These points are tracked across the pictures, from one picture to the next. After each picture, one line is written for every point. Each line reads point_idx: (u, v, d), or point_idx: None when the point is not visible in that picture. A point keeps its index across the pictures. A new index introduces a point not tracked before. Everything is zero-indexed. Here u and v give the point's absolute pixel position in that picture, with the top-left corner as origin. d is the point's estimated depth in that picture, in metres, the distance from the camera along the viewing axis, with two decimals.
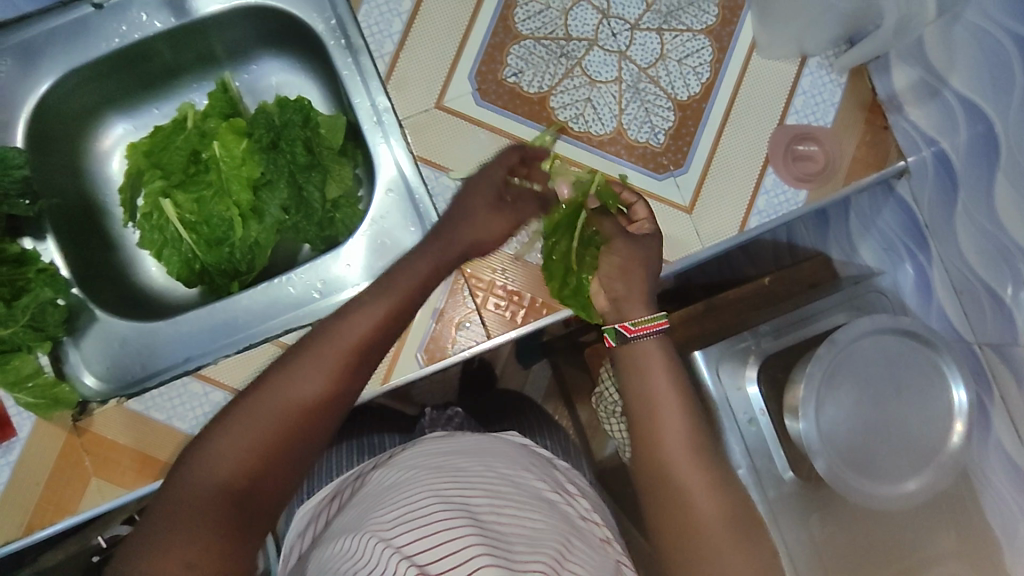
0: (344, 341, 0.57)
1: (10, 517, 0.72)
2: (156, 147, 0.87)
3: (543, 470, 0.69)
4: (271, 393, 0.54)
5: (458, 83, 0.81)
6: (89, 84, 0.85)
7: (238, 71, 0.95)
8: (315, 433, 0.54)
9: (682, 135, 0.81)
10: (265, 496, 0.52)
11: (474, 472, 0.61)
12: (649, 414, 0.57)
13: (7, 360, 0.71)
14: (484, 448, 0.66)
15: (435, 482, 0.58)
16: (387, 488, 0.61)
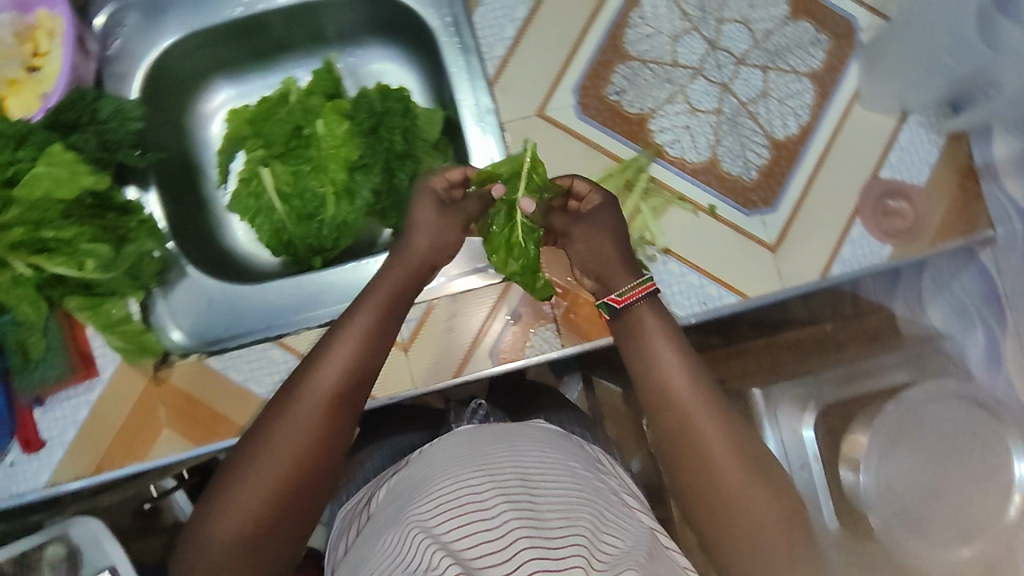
0: (333, 363, 0.62)
1: (84, 452, 0.75)
2: (260, 117, 0.90)
3: (579, 455, 0.70)
4: (277, 420, 0.60)
5: (562, 94, 0.82)
6: (205, 48, 0.88)
7: (343, 54, 0.97)
8: (328, 444, 0.61)
9: (774, 174, 0.82)
10: (296, 508, 0.59)
11: (505, 451, 0.63)
12: (684, 430, 0.60)
13: (100, 303, 0.74)
14: (507, 434, 0.67)
15: (467, 466, 0.60)
16: (418, 483, 0.62)
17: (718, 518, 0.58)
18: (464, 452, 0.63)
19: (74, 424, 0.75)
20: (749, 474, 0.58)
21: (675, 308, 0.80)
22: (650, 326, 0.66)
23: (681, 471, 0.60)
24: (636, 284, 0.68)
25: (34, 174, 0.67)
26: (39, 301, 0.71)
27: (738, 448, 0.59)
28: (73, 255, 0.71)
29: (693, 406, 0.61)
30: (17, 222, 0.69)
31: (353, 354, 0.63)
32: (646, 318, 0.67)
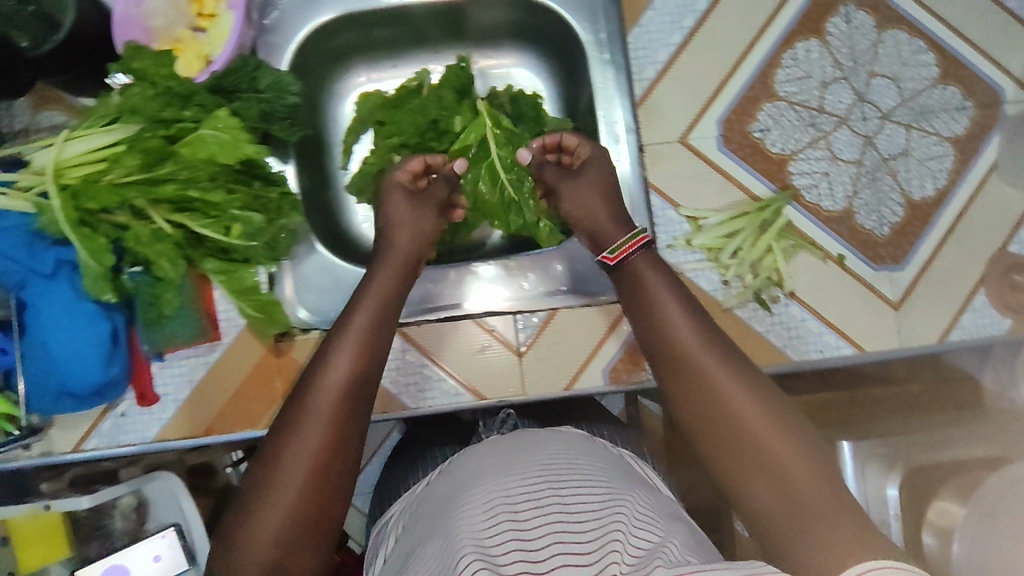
0: (341, 361, 0.60)
1: (198, 413, 0.77)
2: (391, 104, 0.90)
3: (612, 459, 0.66)
4: (293, 432, 0.56)
5: (706, 123, 0.82)
6: (352, 30, 0.89)
7: (477, 52, 0.96)
8: (343, 452, 0.57)
9: (906, 232, 0.82)
10: (319, 527, 0.55)
11: (536, 456, 0.60)
12: (704, 384, 0.56)
13: (234, 268, 0.74)
14: (532, 438, 0.64)
15: (499, 471, 0.58)
16: (454, 490, 0.60)
17: (749, 464, 0.53)
18: (498, 462, 0.60)
19: (188, 384, 0.77)
20: (778, 424, 0.53)
21: (792, 352, 0.80)
22: (646, 270, 0.66)
23: (705, 437, 0.56)
24: (629, 239, 0.69)
25: (202, 136, 0.69)
26: (178, 259, 0.72)
27: (766, 399, 0.55)
28: (221, 218, 0.72)
29: (708, 359, 0.57)
30: (170, 178, 0.70)
31: (358, 351, 0.61)
32: (644, 270, 0.66)
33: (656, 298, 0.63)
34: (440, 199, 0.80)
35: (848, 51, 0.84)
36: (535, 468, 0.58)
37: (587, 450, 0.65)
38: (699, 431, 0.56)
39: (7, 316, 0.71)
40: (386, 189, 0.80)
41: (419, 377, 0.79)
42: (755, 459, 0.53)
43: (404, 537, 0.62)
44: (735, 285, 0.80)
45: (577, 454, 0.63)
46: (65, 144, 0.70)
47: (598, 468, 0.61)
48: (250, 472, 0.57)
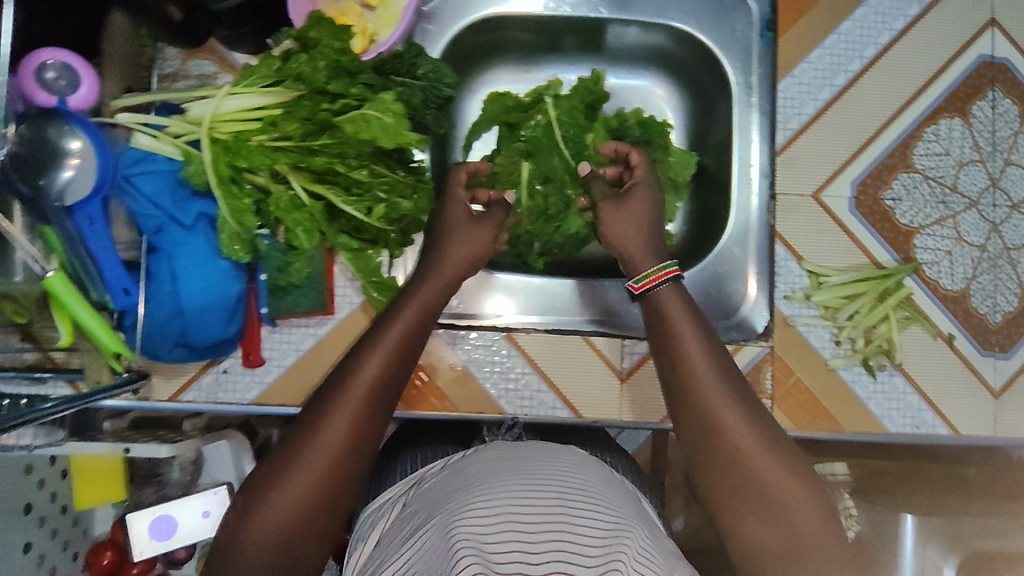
0: (371, 361, 0.61)
1: (298, 384, 0.76)
2: (519, 108, 0.89)
3: (616, 484, 0.69)
4: (316, 426, 0.57)
5: (841, 182, 0.82)
6: (500, 30, 0.90)
7: (613, 70, 0.97)
8: (359, 450, 0.57)
9: (1018, 323, 0.82)
10: (325, 520, 0.55)
11: (553, 471, 0.62)
12: (723, 430, 0.59)
13: (365, 249, 0.75)
14: (547, 454, 0.67)
15: (504, 479, 0.61)
16: (458, 488, 0.63)
17: (755, 512, 0.56)
18: (506, 468, 0.63)
19: (295, 352, 0.77)
20: (787, 472, 0.57)
21: (889, 423, 0.80)
22: (673, 306, 0.68)
23: (720, 470, 0.58)
24: (657, 270, 0.71)
25: (366, 116, 0.68)
26: (314, 233, 0.71)
27: (778, 450, 0.58)
28: (364, 197, 0.73)
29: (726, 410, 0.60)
30: (321, 150, 0.71)
31: (390, 353, 0.62)
32: (670, 305, 0.69)
33: (678, 341, 0.65)
34: (499, 220, 0.80)
35: (988, 136, 0.84)
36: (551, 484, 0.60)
37: (601, 472, 0.67)
38: (710, 476, 0.59)
39: (136, 257, 0.70)
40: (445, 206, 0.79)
41: (520, 385, 0.79)
42: (759, 506, 0.56)
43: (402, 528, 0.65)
44: (845, 347, 0.80)
45: (588, 473, 0.65)
46: (222, 99, 0.70)
47: (609, 494, 0.63)
48: (269, 456, 0.57)
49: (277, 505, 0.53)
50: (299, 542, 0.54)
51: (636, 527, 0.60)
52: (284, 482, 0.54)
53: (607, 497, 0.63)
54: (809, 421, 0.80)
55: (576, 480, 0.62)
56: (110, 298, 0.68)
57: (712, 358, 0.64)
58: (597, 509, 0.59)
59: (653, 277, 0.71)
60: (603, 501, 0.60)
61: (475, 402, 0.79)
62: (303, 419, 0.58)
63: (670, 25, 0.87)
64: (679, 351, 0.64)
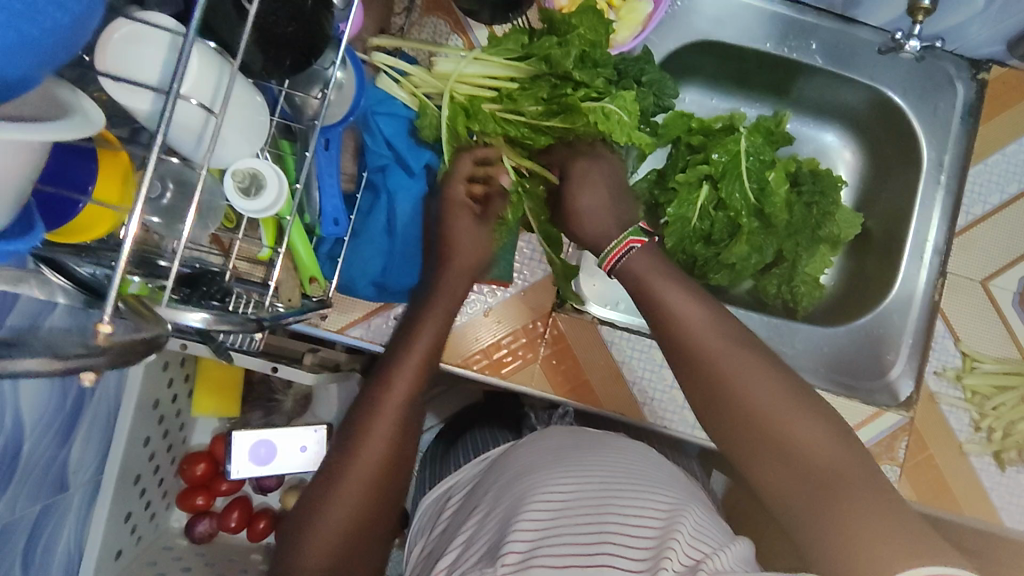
0: (397, 367, 0.65)
1: (459, 347, 0.78)
2: (702, 131, 0.89)
3: (662, 467, 0.73)
4: (363, 438, 0.61)
5: (1010, 276, 0.84)
6: (708, 56, 0.92)
7: (796, 118, 0.99)
8: (404, 457, 0.63)
9: None
10: (381, 519, 0.61)
11: (583, 468, 0.67)
12: (738, 416, 0.59)
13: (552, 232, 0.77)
14: (591, 445, 0.74)
15: (552, 471, 0.67)
16: (514, 478, 0.70)
17: (794, 484, 0.56)
18: (554, 461, 0.70)
19: (463, 314, 0.79)
20: (820, 435, 0.57)
21: (1007, 516, 0.81)
22: (644, 269, 0.67)
23: (757, 473, 0.59)
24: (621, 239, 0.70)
25: (606, 109, 0.70)
26: (520, 206, 0.74)
27: (810, 416, 0.58)
28: None
29: (751, 388, 0.59)
30: (549, 131, 0.74)
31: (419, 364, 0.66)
32: (657, 276, 0.66)
33: (681, 316, 0.64)
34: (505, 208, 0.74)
35: None
36: (586, 475, 0.66)
37: (642, 465, 0.72)
38: (745, 459, 0.59)
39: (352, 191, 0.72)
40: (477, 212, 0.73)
41: (666, 397, 0.81)
42: (798, 475, 0.56)
43: (458, 521, 0.72)
44: (981, 434, 0.81)
45: (622, 463, 0.70)
46: (466, 62, 0.73)
47: (653, 480, 0.67)
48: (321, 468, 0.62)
49: (325, 507, 0.59)
50: (359, 546, 0.60)
51: (688, 507, 0.63)
52: (331, 491, 0.59)
53: (651, 479, 0.67)
54: (934, 500, 0.80)
55: (608, 474, 0.66)
56: (320, 226, 0.69)
57: (709, 319, 0.64)
58: (640, 494, 0.63)
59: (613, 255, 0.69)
60: (647, 486, 0.64)
61: (619, 403, 0.80)
62: (345, 427, 0.64)
63: (875, 89, 0.89)
64: (675, 333, 0.64)
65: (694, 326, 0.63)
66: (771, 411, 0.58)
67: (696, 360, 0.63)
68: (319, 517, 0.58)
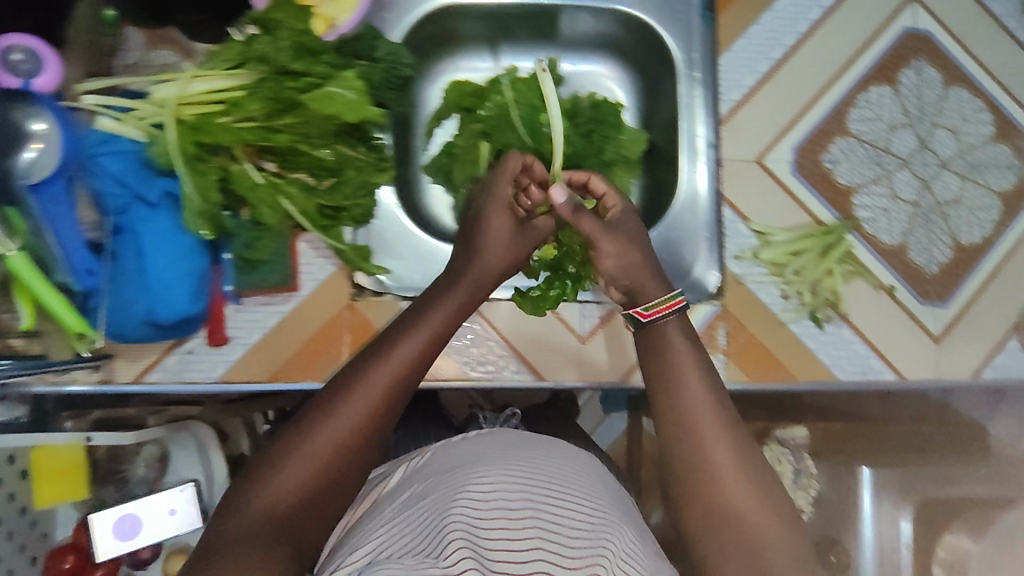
0: (387, 365, 0.65)
1: (264, 361, 0.77)
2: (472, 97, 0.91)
3: (600, 477, 0.72)
4: (331, 412, 0.62)
5: (782, 148, 0.87)
6: (457, 19, 0.91)
7: (566, 57, 1.00)
8: (369, 445, 0.62)
9: (953, 273, 0.88)
10: (327, 503, 0.60)
11: (529, 459, 0.67)
12: (687, 443, 0.64)
13: (338, 211, 0.77)
14: (548, 448, 0.72)
15: (499, 471, 0.64)
16: (453, 469, 0.66)
17: (700, 511, 0.62)
18: (499, 457, 0.67)
19: (260, 329, 0.77)
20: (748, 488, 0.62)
21: (839, 371, 0.84)
22: (675, 334, 0.72)
23: (687, 499, 0.63)
24: (663, 301, 0.73)
25: (328, 93, 0.70)
26: (277, 208, 0.73)
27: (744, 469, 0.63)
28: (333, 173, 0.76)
29: (698, 410, 0.65)
30: (284, 129, 0.72)
31: (409, 357, 0.66)
32: (671, 333, 0.72)
33: (668, 358, 0.70)
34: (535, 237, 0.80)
35: (915, 101, 0.90)
36: (532, 465, 0.66)
37: (582, 463, 0.73)
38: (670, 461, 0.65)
39: (103, 238, 0.71)
40: (489, 203, 0.78)
41: None
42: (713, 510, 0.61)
43: (387, 502, 0.69)
44: (793, 301, 0.84)
45: (571, 466, 0.70)
46: (187, 82, 0.73)
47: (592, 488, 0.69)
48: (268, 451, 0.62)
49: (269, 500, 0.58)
50: (301, 524, 0.58)
51: (618, 526, 0.65)
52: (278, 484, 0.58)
53: (595, 494, 0.67)
54: (765, 375, 0.83)
55: (557, 473, 0.67)
56: (74, 281, 0.69)
57: (701, 367, 0.69)
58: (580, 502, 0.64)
59: (665, 305, 0.73)
60: (588, 501, 0.65)
61: None
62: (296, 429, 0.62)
63: (617, 10, 0.91)
64: (676, 369, 0.69)
65: (686, 370, 0.69)
66: (713, 434, 0.64)
67: (676, 386, 0.68)
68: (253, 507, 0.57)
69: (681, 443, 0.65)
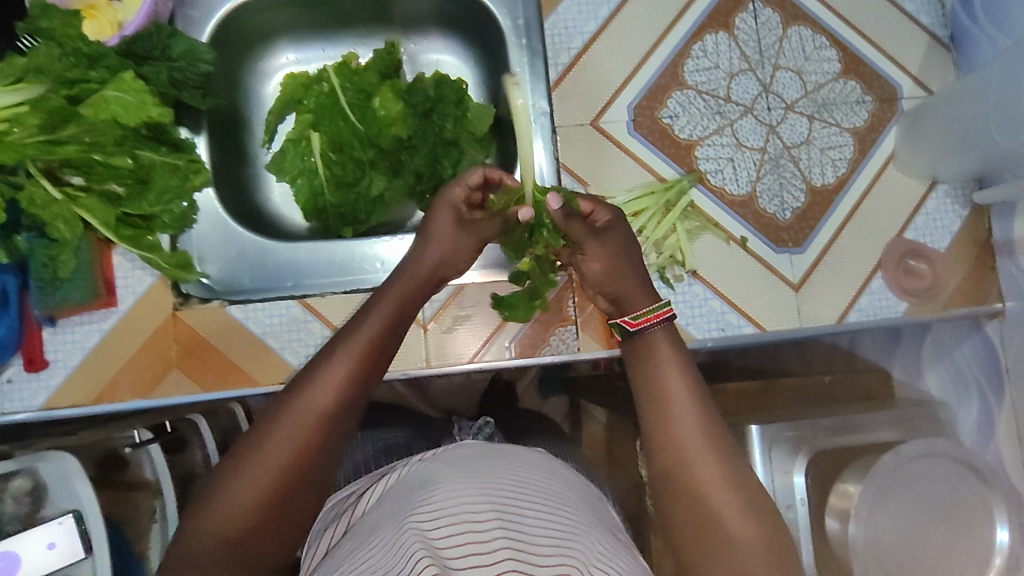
0: (344, 358, 0.56)
1: (86, 381, 0.74)
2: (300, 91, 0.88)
3: (571, 485, 0.65)
4: (280, 416, 0.53)
5: (618, 107, 0.85)
6: (275, 9, 0.87)
7: (405, 38, 0.95)
8: (329, 451, 0.54)
9: (807, 217, 0.85)
10: (286, 523, 0.52)
11: (500, 466, 0.59)
12: (674, 457, 0.56)
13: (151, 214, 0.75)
14: (517, 456, 0.63)
15: (461, 482, 0.56)
16: (411, 488, 0.58)
17: (690, 520, 0.54)
18: (461, 468, 0.59)
19: (80, 350, 0.75)
20: (741, 506, 0.53)
21: (694, 330, 0.82)
22: (661, 347, 0.63)
23: (678, 522, 0.55)
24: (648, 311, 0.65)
25: (104, 97, 0.67)
26: (75, 222, 0.70)
27: (734, 483, 0.55)
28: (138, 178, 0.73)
29: (685, 408, 0.58)
30: (71, 140, 0.68)
31: (366, 346, 0.57)
32: (660, 344, 0.63)
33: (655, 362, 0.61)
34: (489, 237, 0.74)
35: (754, 45, 0.87)
36: (499, 477, 0.58)
37: (559, 464, 0.67)
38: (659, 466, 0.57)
39: None
40: (438, 208, 0.72)
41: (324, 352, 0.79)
42: (704, 529, 0.53)
43: (347, 535, 0.62)
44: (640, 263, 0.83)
45: (547, 470, 0.64)
46: None
47: (568, 491, 0.62)
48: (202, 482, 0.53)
49: (202, 536, 0.49)
50: (257, 546, 0.51)
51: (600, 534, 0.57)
52: (214, 520, 0.49)
53: (571, 503, 0.59)
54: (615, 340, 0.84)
55: (528, 481, 0.59)
56: None
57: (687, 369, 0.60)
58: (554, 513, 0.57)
59: (648, 317, 0.65)
60: (560, 509, 0.57)
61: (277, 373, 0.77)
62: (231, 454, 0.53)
63: None
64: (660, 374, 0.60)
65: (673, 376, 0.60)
66: (704, 448, 0.56)
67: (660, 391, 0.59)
68: (188, 552, 0.49)
69: (672, 458, 0.56)
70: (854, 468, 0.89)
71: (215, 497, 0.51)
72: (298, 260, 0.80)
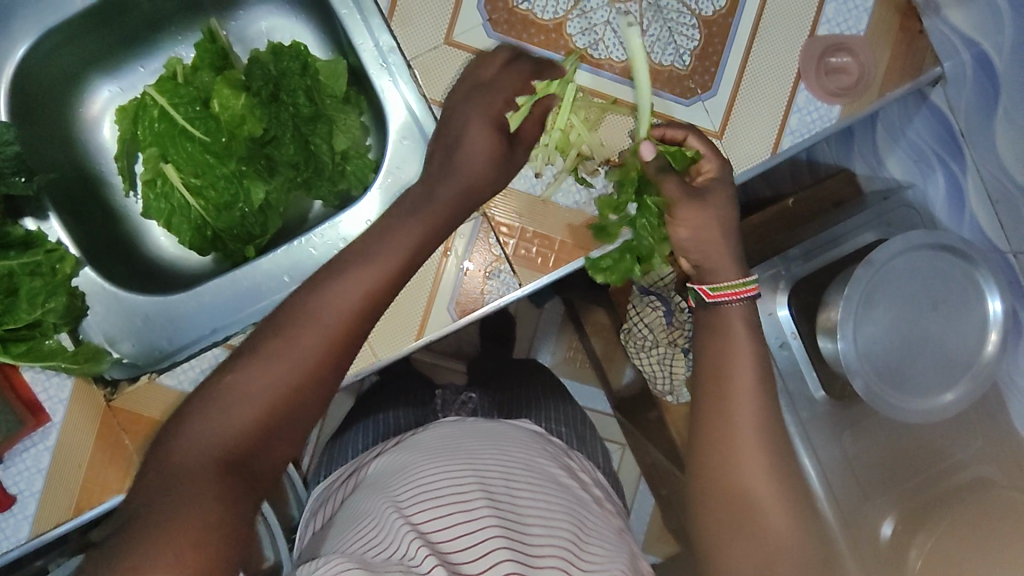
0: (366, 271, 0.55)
1: (57, 500, 0.71)
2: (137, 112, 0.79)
3: (555, 456, 0.74)
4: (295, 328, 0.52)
5: (467, 14, 0.75)
6: (69, 43, 0.76)
7: (225, 18, 0.85)
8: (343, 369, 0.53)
9: (709, 54, 0.77)
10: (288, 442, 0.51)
11: (488, 454, 0.65)
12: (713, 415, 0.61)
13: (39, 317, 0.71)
14: (501, 433, 0.71)
15: (453, 462, 0.63)
16: (402, 468, 0.65)
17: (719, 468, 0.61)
18: (452, 451, 0.66)
19: (40, 474, 0.71)
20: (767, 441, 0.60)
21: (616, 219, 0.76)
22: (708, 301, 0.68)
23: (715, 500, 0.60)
24: (734, 285, 0.64)
25: None
26: None
27: (771, 440, 0.60)
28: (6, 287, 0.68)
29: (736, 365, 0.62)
30: None
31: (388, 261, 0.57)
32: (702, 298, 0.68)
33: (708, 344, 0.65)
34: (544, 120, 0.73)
35: None
36: (487, 459, 0.64)
37: (534, 441, 0.73)
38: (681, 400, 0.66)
39: None
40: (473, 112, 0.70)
41: None
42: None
43: (345, 507, 0.69)
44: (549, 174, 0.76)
45: (532, 451, 0.70)
46: None
47: (548, 466, 0.68)
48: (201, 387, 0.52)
49: (200, 446, 0.47)
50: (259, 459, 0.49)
51: (578, 504, 0.65)
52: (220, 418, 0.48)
53: (550, 471, 0.67)
54: (556, 263, 0.76)
55: (510, 458, 0.66)
56: None
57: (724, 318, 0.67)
58: (538, 490, 0.63)
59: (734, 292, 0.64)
60: (542, 481, 0.64)
61: None
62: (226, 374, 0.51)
63: None
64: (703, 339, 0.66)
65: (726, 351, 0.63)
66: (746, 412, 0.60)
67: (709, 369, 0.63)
68: (189, 445, 0.47)
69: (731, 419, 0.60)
70: (835, 285, 0.85)
71: (211, 407, 0.49)
72: (207, 301, 0.77)
